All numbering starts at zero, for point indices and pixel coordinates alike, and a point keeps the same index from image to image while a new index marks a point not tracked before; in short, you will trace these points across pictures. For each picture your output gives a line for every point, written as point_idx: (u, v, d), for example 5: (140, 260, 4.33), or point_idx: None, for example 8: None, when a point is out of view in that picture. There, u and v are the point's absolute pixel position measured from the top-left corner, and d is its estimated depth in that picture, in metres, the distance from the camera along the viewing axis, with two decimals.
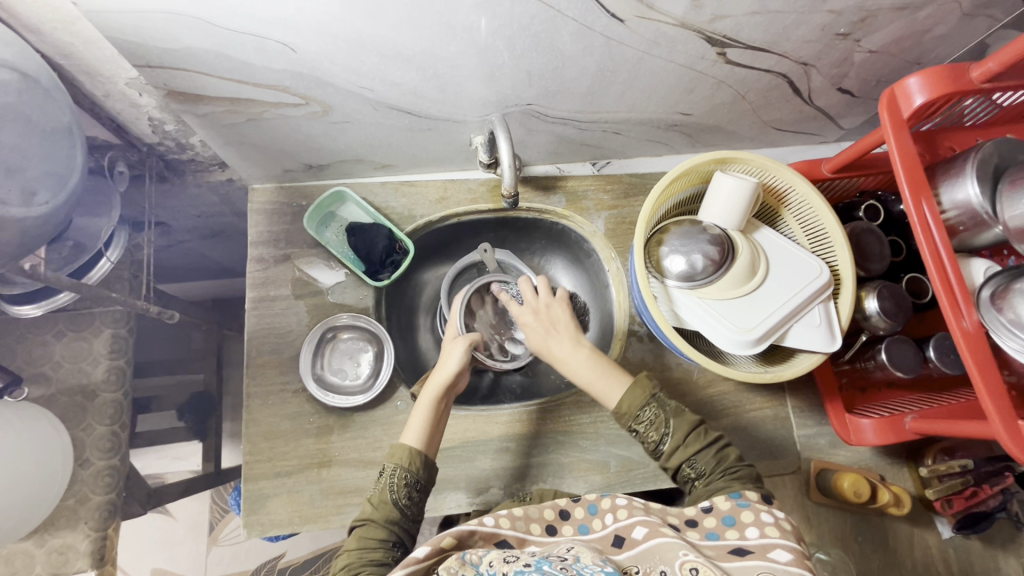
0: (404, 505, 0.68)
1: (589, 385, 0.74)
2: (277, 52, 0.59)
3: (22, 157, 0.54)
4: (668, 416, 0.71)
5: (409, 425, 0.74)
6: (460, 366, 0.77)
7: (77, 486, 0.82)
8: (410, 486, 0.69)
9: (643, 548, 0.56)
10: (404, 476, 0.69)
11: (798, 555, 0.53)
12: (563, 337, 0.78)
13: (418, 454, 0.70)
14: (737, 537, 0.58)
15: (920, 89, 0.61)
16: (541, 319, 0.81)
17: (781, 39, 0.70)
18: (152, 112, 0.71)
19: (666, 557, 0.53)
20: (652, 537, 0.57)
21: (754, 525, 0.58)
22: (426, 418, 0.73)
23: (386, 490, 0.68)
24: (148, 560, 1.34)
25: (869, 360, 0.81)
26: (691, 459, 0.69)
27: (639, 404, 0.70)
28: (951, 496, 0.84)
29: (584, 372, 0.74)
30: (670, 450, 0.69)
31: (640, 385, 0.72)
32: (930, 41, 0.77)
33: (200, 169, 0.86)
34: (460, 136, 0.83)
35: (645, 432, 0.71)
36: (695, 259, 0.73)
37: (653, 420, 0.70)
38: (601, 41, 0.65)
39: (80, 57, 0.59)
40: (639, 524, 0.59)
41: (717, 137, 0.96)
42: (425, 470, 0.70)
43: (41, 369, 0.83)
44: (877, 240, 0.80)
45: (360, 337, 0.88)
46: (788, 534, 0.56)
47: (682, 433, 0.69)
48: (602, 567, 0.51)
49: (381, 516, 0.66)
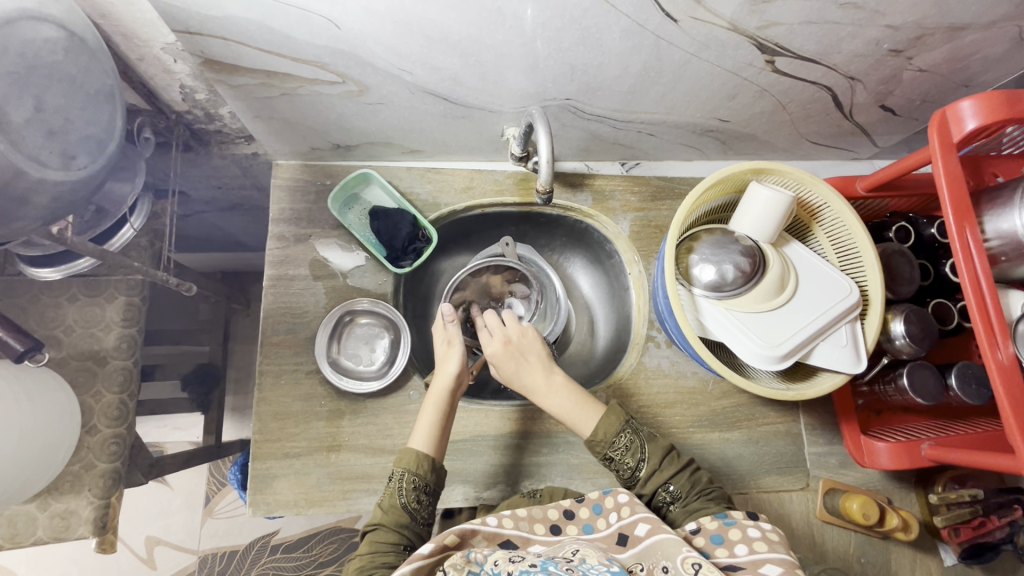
0: (414, 509, 0.68)
1: (565, 417, 0.73)
2: (321, 27, 0.57)
3: (65, 119, 0.54)
4: (643, 440, 0.71)
5: (415, 430, 0.73)
6: (459, 369, 0.76)
7: (82, 452, 0.81)
8: (418, 490, 0.69)
9: (647, 544, 0.58)
10: (413, 480, 0.69)
11: (787, 566, 0.53)
12: (534, 367, 0.75)
13: (426, 458, 0.70)
14: (727, 555, 0.58)
15: (974, 113, 0.59)
16: (513, 352, 0.76)
17: (832, 51, 0.68)
18: (185, 79, 0.70)
19: (669, 553, 0.55)
20: (655, 533, 0.58)
21: (743, 541, 0.58)
22: (433, 421, 0.73)
23: (395, 495, 0.68)
24: (142, 527, 1.34)
25: (888, 384, 0.80)
26: (667, 483, 0.69)
27: (614, 431, 0.70)
28: (958, 525, 0.83)
29: (562, 403, 0.73)
30: (645, 476, 0.69)
31: (608, 416, 0.71)
32: (981, 64, 0.75)
33: (225, 140, 0.85)
34: (494, 126, 0.81)
35: (620, 458, 0.70)
36: (727, 269, 0.72)
37: (627, 447, 0.70)
38: (651, 41, 0.64)
39: (118, 17, 0.58)
40: (641, 522, 0.60)
41: (750, 145, 0.95)
42: (432, 474, 0.70)
43: (53, 332, 0.82)
44: (907, 263, 0.79)
45: (374, 315, 0.87)
46: (775, 545, 0.56)
47: (657, 457, 0.70)
48: (608, 566, 0.51)
49: (391, 521, 0.66)
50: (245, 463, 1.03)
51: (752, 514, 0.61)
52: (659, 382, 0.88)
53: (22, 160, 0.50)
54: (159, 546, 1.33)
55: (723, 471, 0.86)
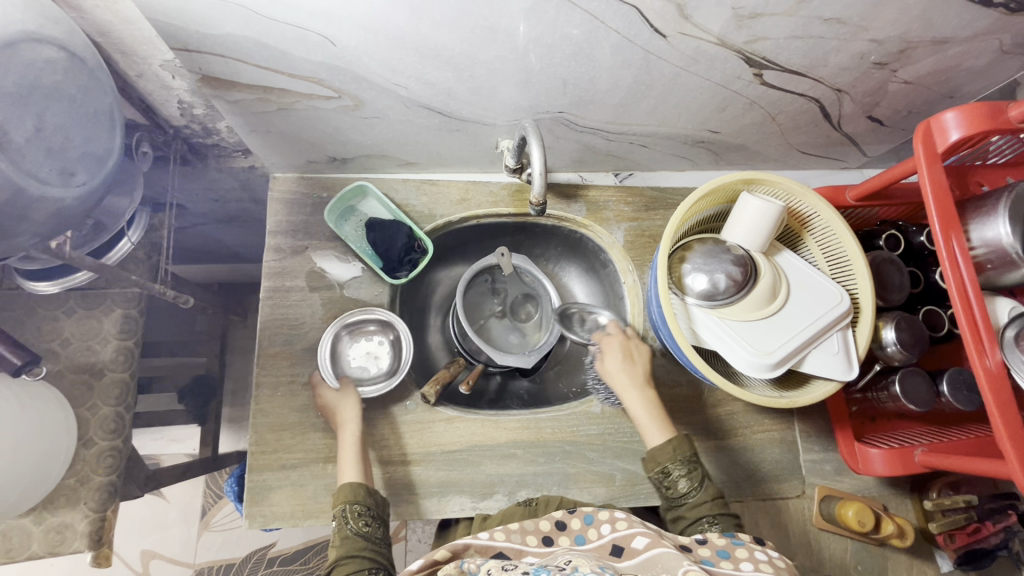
0: (366, 532, 0.69)
1: (639, 418, 0.76)
2: (316, 44, 0.58)
3: (64, 138, 0.54)
4: (704, 475, 0.73)
5: (343, 467, 0.74)
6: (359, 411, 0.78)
7: (78, 465, 0.81)
8: (366, 516, 0.70)
9: (644, 557, 0.56)
10: (357, 509, 0.70)
11: None
12: (635, 367, 0.81)
13: (361, 487, 0.71)
14: (731, 568, 0.57)
15: (957, 125, 0.61)
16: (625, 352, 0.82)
17: (818, 64, 0.70)
18: (183, 95, 0.71)
19: (669, 566, 0.53)
20: (653, 548, 0.56)
21: (748, 560, 0.58)
22: (355, 456, 0.75)
23: (342, 527, 0.68)
24: (138, 541, 1.33)
25: (881, 391, 0.81)
26: (711, 518, 0.69)
27: (683, 455, 0.73)
28: (953, 531, 0.83)
29: (641, 400, 0.77)
30: (693, 502, 0.71)
31: (680, 439, 0.74)
32: (964, 76, 0.76)
33: (223, 154, 0.86)
34: (488, 139, 0.83)
35: (676, 480, 0.72)
36: (718, 279, 0.73)
37: (690, 473, 0.72)
38: (641, 55, 0.65)
39: (118, 35, 0.60)
40: (639, 536, 0.59)
41: (741, 156, 0.96)
42: (370, 496, 0.71)
43: (50, 345, 0.82)
44: (897, 270, 0.80)
45: (370, 321, 0.87)
46: (781, 570, 0.56)
47: (711, 492, 0.71)
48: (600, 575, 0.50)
49: (349, 550, 0.67)
50: (241, 475, 1.03)
51: (760, 542, 0.61)
52: (654, 390, 0.89)
53: (22, 177, 0.51)
54: (154, 560, 1.33)
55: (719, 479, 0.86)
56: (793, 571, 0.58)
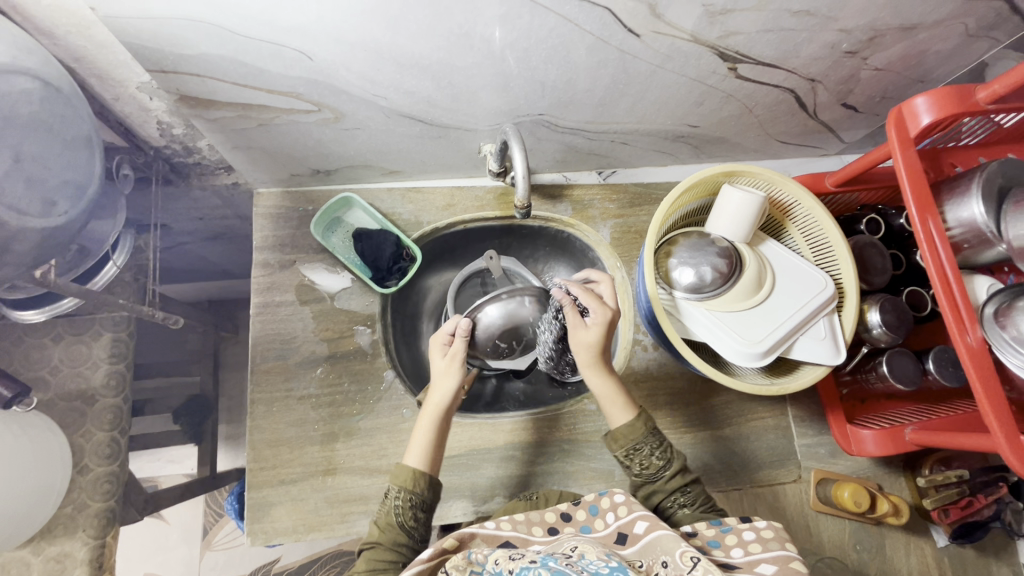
0: (410, 527, 0.68)
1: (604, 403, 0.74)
2: (293, 59, 0.58)
3: (43, 167, 0.54)
4: (670, 443, 0.73)
5: (410, 446, 0.73)
6: (458, 385, 0.75)
7: (74, 493, 0.80)
8: (415, 508, 0.69)
9: (646, 541, 0.58)
10: (409, 498, 0.69)
11: (782, 563, 0.54)
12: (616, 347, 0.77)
13: (421, 475, 0.70)
14: (722, 556, 0.58)
15: (928, 109, 0.62)
16: (612, 332, 0.75)
17: (791, 55, 0.71)
18: (161, 115, 0.71)
19: (668, 548, 0.55)
20: (653, 530, 0.58)
21: (739, 544, 0.58)
22: (427, 439, 0.73)
23: (391, 513, 0.68)
24: (141, 564, 1.32)
25: (870, 372, 0.82)
26: (686, 486, 0.70)
27: (648, 425, 0.72)
28: (947, 506, 0.84)
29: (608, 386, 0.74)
30: (669, 473, 0.70)
31: (644, 413, 0.74)
32: (933, 61, 0.78)
33: (205, 172, 0.86)
34: (470, 143, 0.83)
35: (647, 453, 0.71)
36: (704, 271, 0.74)
37: (657, 445, 0.71)
38: (616, 55, 0.66)
39: (92, 60, 0.59)
40: (639, 520, 0.60)
41: (722, 148, 0.97)
42: (429, 490, 0.70)
43: (39, 374, 0.81)
44: (879, 254, 0.81)
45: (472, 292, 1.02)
46: (769, 544, 0.56)
47: (680, 461, 0.71)
48: (607, 561, 0.51)
49: (389, 539, 0.67)
50: (242, 492, 1.03)
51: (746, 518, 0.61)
52: (648, 384, 0.90)
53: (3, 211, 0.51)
54: None
55: (718, 468, 0.87)
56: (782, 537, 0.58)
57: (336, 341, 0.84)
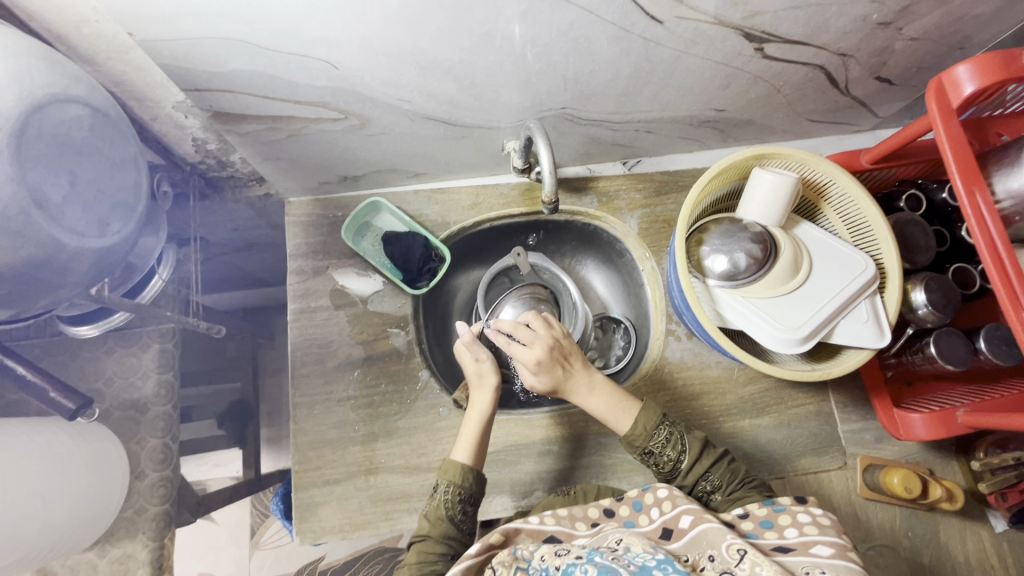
0: (459, 521, 0.70)
1: (603, 416, 0.73)
2: (320, 69, 0.59)
3: (97, 191, 0.57)
4: (682, 432, 0.72)
5: (458, 442, 0.74)
6: (493, 393, 0.76)
7: (133, 498, 0.84)
8: (463, 502, 0.71)
9: (691, 535, 0.57)
10: (458, 492, 0.70)
11: (839, 548, 0.53)
12: (578, 369, 0.74)
13: (469, 469, 0.71)
14: (776, 538, 0.57)
15: (971, 78, 0.59)
16: (557, 361, 0.73)
17: (819, 31, 0.69)
18: (196, 133, 0.73)
19: (714, 541, 0.55)
20: (699, 523, 0.58)
21: (792, 526, 0.57)
22: (475, 434, 0.74)
23: (441, 507, 0.70)
24: (195, 564, 1.38)
25: (916, 354, 0.80)
26: (707, 473, 0.69)
27: (653, 424, 0.71)
28: (1005, 490, 0.81)
29: (600, 404, 0.73)
30: (686, 466, 0.70)
31: (648, 408, 0.72)
32: (972, 26, 0.74)
33: (239, 185, 0.90)
34: (493, 142, 0.83)
35: (659, 451, 0.70)
36: (738, 258, 0.73)
37: (667, 440, 0.71)
38: (639, 43, 0.65)
39: (131, 84, 0.62)
40: (684, 514, 0.59)
41: (749, 131, 0.95)
42: (476, 485, 0.71)
43: (95, 385, 0.85)
44: (921, 230, 0.78)
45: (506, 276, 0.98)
46: (827, 529, 0.56)
47: (696, 449, 0.70)
48: (653, 554, 0.52)
49: (438, 532, 0.69)
50: (287, 493, 1.06)
51: (801, 501, 0.60)
52: (683, 374, 0.89)
53: (61, 233, 0.54)
54: None
55: (759, 458, 0.86)
56: (840, 528, 0.57)
57: (371, 343, 0.86)
